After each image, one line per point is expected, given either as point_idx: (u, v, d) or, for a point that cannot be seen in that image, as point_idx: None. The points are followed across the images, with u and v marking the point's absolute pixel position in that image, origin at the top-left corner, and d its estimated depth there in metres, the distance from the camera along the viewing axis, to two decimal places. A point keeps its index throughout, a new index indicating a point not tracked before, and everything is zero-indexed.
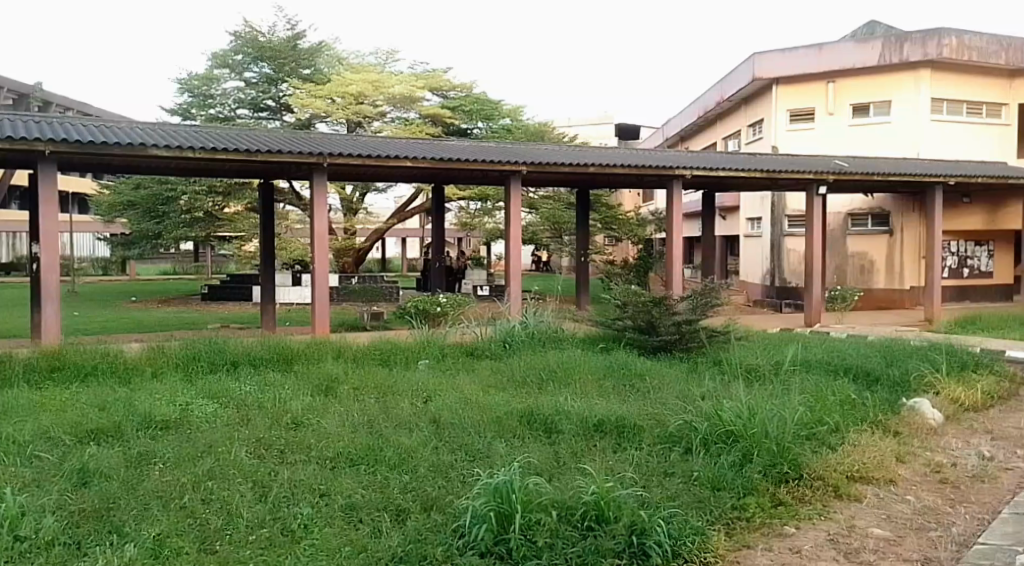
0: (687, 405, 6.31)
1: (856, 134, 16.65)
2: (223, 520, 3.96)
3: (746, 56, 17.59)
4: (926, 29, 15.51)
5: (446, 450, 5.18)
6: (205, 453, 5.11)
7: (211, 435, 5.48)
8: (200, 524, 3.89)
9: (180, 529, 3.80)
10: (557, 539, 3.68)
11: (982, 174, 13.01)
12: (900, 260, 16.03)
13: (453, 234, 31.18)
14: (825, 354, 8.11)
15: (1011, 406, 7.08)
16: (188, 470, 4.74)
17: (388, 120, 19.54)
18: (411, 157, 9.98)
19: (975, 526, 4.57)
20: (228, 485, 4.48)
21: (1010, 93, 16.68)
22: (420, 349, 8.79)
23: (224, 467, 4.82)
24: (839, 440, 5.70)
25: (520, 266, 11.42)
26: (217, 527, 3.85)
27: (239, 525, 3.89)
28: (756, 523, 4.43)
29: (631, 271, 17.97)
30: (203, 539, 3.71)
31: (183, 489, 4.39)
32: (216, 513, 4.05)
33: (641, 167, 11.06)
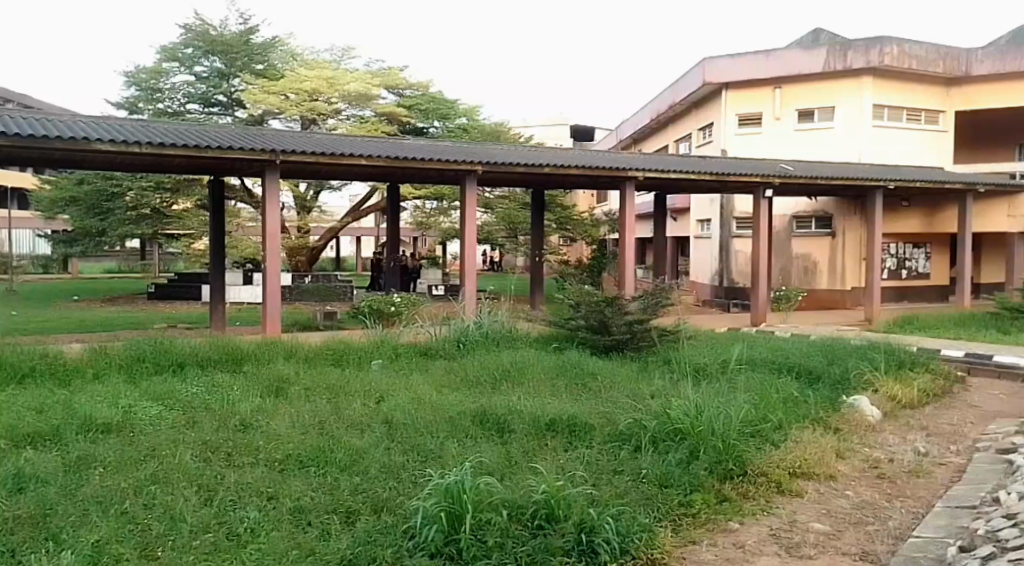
0: (637, 403, 6.39)
1: (803, 139, 17.06)
2: (166, 525, 3.88)
3: (697, 61, 17.86)
4: (868, 38, 16.04)
5: (398, 451, 5.16)
6: (148, 457, 4.99)
7: (155, 439, 5.34)
8: (141, 530, 3.80)
9: (119, 535, 3.71)
10: (507, 539, 3.69)
11: (921, 179, 13.46)
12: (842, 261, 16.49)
13: (409, 233, 31.02)
14: (770, 353, 8.31)
15: (945, 403, 7.36)
16: (131, 474, 4.62)
17: (344, 117, 19.33)
18: (365, 155, 9.88)
19: (909, 520, 4.73)
20: (172, 490, 4.39)
21: (949, 101, 17.32)
22: (373, 349, 8.72)
23: (168, 471, 4.71)
24: (782, 436, 5.85)
25: (474, 266, 11.40)
26: (158, 532, 3.77)
27: (182, 530, 3.82)
28: (702, 519, 4.53)
29: (586, 271, 18.11)
30: (144, 545, 3.63)
31: (124, 494, 4.28)
32: (158, 519, 3.96)
33: (595, 168, 11.16)
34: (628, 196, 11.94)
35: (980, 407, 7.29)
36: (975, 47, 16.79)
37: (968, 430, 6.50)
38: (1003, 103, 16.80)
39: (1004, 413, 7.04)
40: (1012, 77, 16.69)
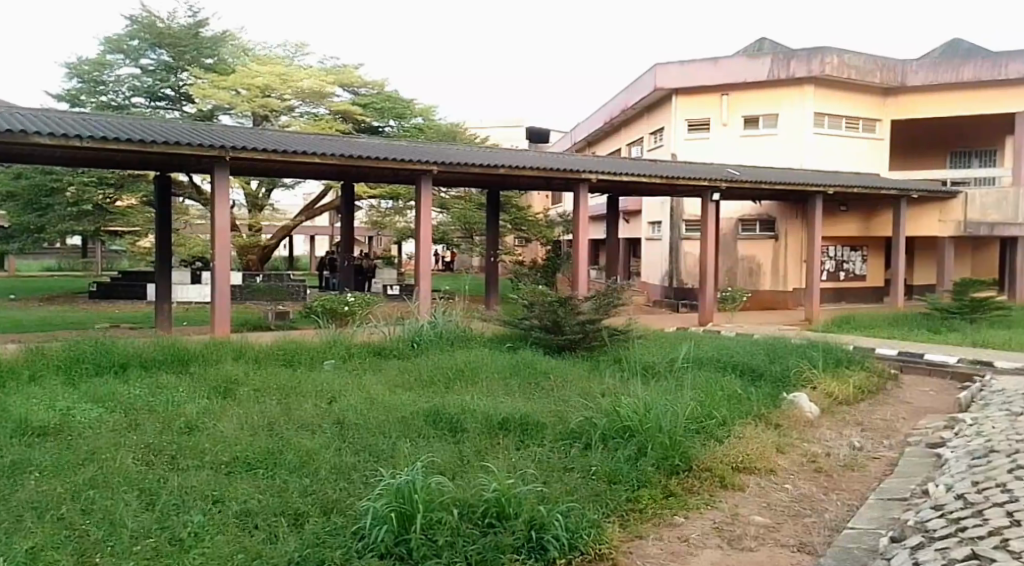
0: (588, 401, 6.50)
1: (749, 144, 17.50)
2: (105, 531, 3.83)
3: (649, 66, 18.16)
4: (810, 48, 16.53)
5: (350, 451, 5.17)
6: (87, 461, 4.89)
7: (94, 442, 5.24)
8: (78, 536, 3.75)
9: (56, 542, 3.66)
10: (457, 537, 3.74)
11: (860, 185, 13.95)
12: (784, 263, 16.96)
13: (363, 233, 30.78)
14: (716, 351, 8.54)
15: (879, 400, 7.68)
16: (68, 479, 4.53)
17: (297, 114, 19.11)
18: (317, 153, 9.80)
19: (845, 512, 4.95)
20: (112, 494, 4.32)
21: (885, 110, 17.98)
22: (325, 349, 8.67)
23: (107, 475, 4.63)
24: (726, 432, 6.03)
25: (429, 266, 11.40)
26: (97, 538, 3.72)
27: (122, 535, 3.77)
28: (648, 514, 4.66)
29: (540, 271, 18.25)
30: (82, 551, 3.58)
31: (61, 499, 4.20)
32: (97, 524, 3.91)
33: (547, 169, 11.27)
34: (582, 198, 12.11)
35: (911, 403, 7.62)
36: (910, 58, 17.47)
37: (900, 425, 6.80)
38: (936, 113, 17.49)
39: (933, 409, 7.38)
40: (944, 88, 17.37)
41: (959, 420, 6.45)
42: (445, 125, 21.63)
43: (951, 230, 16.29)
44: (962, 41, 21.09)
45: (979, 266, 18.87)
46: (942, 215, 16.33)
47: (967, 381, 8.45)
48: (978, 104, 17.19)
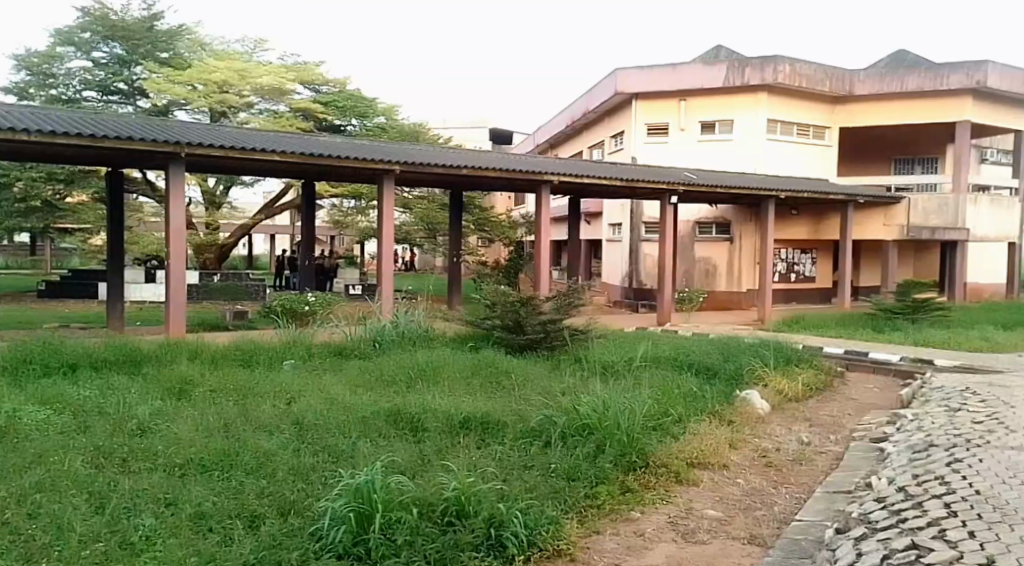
0: (548, 400, 6.62)
1: (705, 149, 17.87)
2: (52, 535, 3.82)
3: (609, 71, 18.36)
4: (764, 57, 16.93)
5: (309, 452, 5.20)
6: (34, 464, 4.84)
7: (41, 445, 5.18)
8: (24, 541, 3.73)
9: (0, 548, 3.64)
10: (415, 536, 3.81)
11: (810, 190, 14.36)
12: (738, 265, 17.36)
13: (324, 232, 30.51)
14: (673, 350, 8.75)
15: (826, 396, 7.97)
16: (13, 483, 4.49)
17: (256, 111, 18.90)
18: (277, 151, 9.76)
19: (793, 505, 5.14)
20: (60, 498, 4.29)
21: (834, 118, 18.52)
22: (285, 349, 8.64)
23: (55, 478, 4.60)
24: (681, 429, 6.20)
25: (391, 267, 11.42)
26: (43, 543, 3.71)
27: (71, 540, 3.77)
28: (606, 510, 4.79)
29: (502, 271, 18.35)
30: (28, 557, 3.57)
31: (6, 505, 4.16)
32: (44, 529, 3.89)
33: (508, 170, 11.38)
34: (543, 199, 12.25)
35: (856, 400, 7.92)
36: (857, 68, 17.97)
37: (846, 421, 7.07)
38: (882, 122, 18.07)
39: (877, 405, 7.69)
40: (890, 97, 17.94)
41: (900, 416, 6.73)
42: (407, 124, 21.60)
43: (895, 233, 16.73)
44: (906, 51, 21.83)
45: (923, 269, 19.54)
46: (887, 218, 16.79)
47: (909, 378, 8.80)
48: (921, 114, 17.81)
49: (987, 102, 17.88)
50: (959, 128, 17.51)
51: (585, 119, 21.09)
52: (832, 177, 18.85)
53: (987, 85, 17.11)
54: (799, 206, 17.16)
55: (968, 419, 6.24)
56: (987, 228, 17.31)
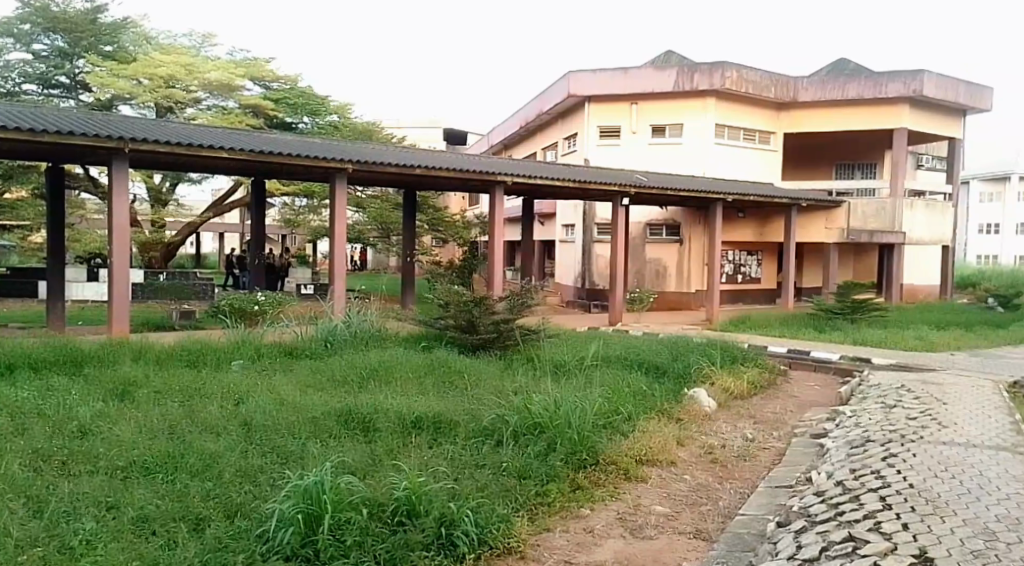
0: (501, 400, 6.65)
1: (656, 152, 18.14)
2: None
3: (562, 74, 18.50)
4: (712, 63, 17.28)
5: (257, 454, 5.14)
6: None
7: None
8: None
9: None
10: (365, 537, 3.82)
11: (755, 193, 14.73)
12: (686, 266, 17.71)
13: (276, 231, 30.01)
14: (623, 350, 8.88)
15: (770, 394, 8.20)
16: None
17: (204, 107, 18.60)
18: (225, 148, 9.60)
19: (737, 499, 5.29)
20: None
21: (779, 123, 19.00)
22: (234, 349, 8.50)
23: None
24: (630, 427, 6.30)
25: (343, 266, 11.31)
26: None
27: (6, 545, 3.66)
28: (556, 507, 4.85)
29: (456, 271, 18.34)
30: None
31: None
32: None
33: (459, 170, 11.39)
34: (497, 199, 12.28)
35: (797, 397, 8.17)
36: (801, 76, 18.48)
37: (789, 418, 7.29)
38: (824, 128, 18.62)
39: (817, 402, 7.95)
40: (832, 104, 18.47)
41: (839, 412, 6.96)
42: (360, 123, 21.43)
43: (835, 236, 17.19)
44: (847, 59, 22.52)
45: (863, 270, 20.17)
46: (828, 222, 17.27)
47: (848, 376, 9.10)
48: (862, 120, 18.40)
49: (923, 111, 18.57)
50: (897, 134, 18.11)
51: (538, 121, 21.20)
52: (777, 181, 19.34)
53: (924, 93, 17.73)
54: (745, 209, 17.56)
55: (903, 415, 6.49)
56: (923, 233, 18.02)
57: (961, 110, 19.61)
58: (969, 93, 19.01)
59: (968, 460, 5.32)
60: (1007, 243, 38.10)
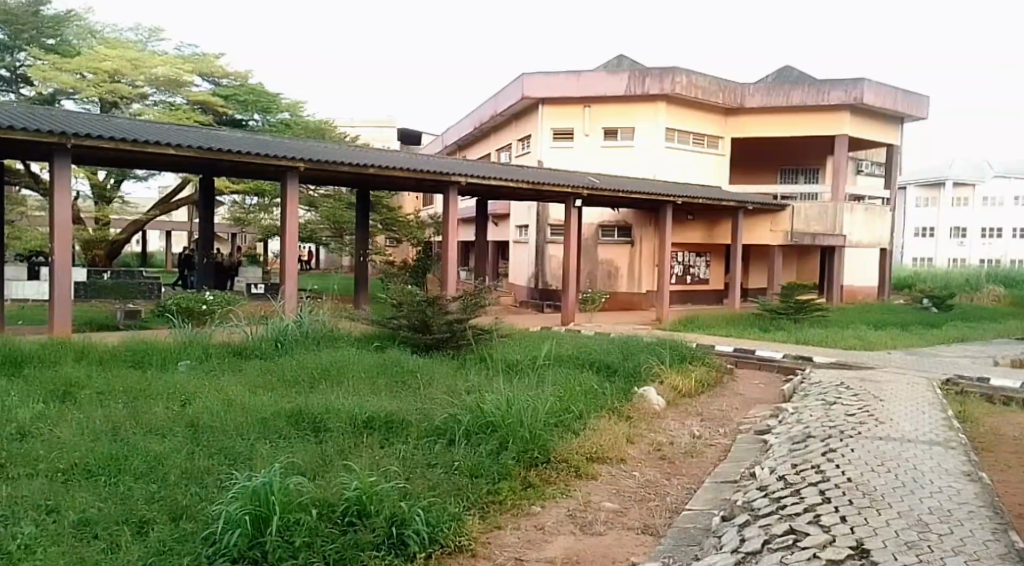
0: (454, 399, 6.67)
1: (608, 154, 18.36)
2: None
3: (516, 75, 18.58)
4: (663, 68, 17.55)
5: (205, 456, 5.06)
6: None
7: None
8: None
9: None
10: (314, 537, 3.80)
11: (704, 196, 15.03)
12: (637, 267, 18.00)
13: (226, 230, 29.44)
14: (575, 349, 8.99)
15: (717, 392, 8.41)
16: None
17: (150, 102, 18.07)
18: (172, 144, 9.38)
19: (684, 494, 5.43)
20: None
21: (726, 128, 19.44)
22: (181, 349, 8.34)
23: None
24: (582, 425, 6.40)
25: (295, 266, 11.18)
26: None
27: None
28: (508, 505, 4.90)
29: (410, 271, 18.27)
30: None
31: None
32: None
33: (413, 170, 11.36)
34: (451, 200, 12.29)
35: (743, 395, 8.39)
36: (749, 82, 18.92)
37: (734, 415, 7.50)
38: (769, 133, 19.11)
39: (761, 399, 8.19)
40: (778, 110, 18.95)
41: (782, 409, 7.19)
42: (313, 121, 21.19)
43: (780, 239, 17.68)
44: (792, 67, 23.16)
45: (806, 271, 20.79)
46: (773, 225, 17.77)
47: (790, 373, 9.40)
48: (806, 126, 18.93)
49: (862, 118, 19.19)
50: (839, 140, 18.68)
51: (492, 122, 21.26)
52: (725, 184, 19.79)
53: (864, 100, 18.36)
54: (693, 211, 17.87)
55: (842, 411, 6.73)
56: (860, 234, 18.48)
57: (899, 118, 20.36)
58: (906, 101, 19.73)
59: (903, 454, 5.56)
60: (942, 246, 39.65)
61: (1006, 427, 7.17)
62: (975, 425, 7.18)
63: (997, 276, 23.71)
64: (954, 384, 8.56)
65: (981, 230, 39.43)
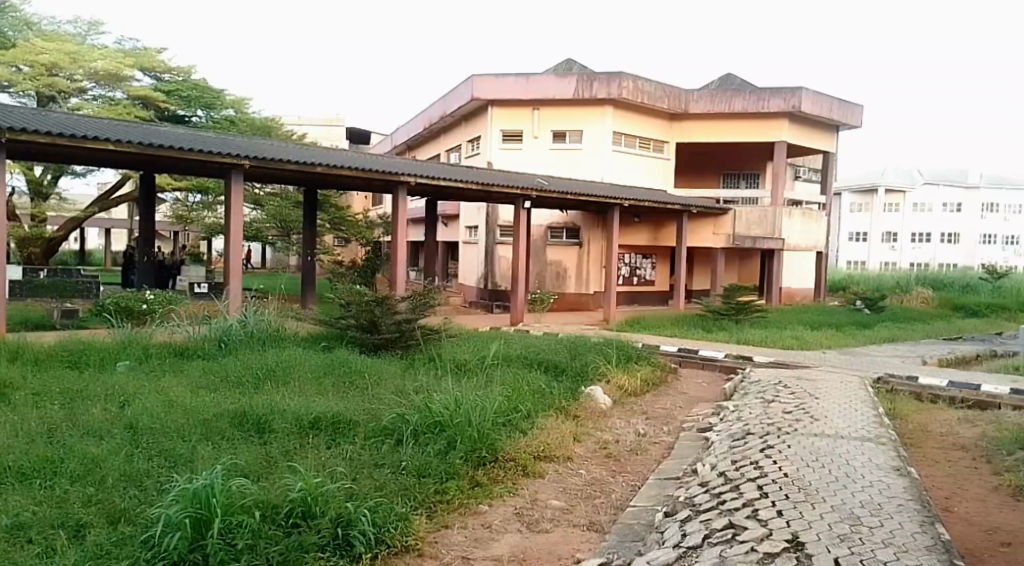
0: (401, 399, 6.64)
1: (557, 157, 18.53)
2: None
3: (466, 76, 18.59)
4: (610, 72, 17.80)
5: (143, 458, 4.95)
6: None
7: None
8: None
9: None
10: (257, 540, 3.76)
11: (650, 199, 15.29)
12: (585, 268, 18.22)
13: (168, 228, 28.68)
14: (524, 349, 9.06)
15: (661, 391, 8.59)
16: None
17: (89, 97, 17.58)
18: (111, 139, 9.08)
19: (628, 491, 5.54)
20: None
21: (671, 133, 19.84)
22: (119, 349, 8.12)
23: None
24: (529, 424, 6.47)
25: (240, 265, 10.99)
26: None
27: None
28: (455, 504, 4.93)
29: (359, 271, 18.09)
30: None
31: None
32: None
33: (361, 170, 11.27)
34: (399, 200, 12.22)
35: (687, 394, 8.59)
36: (693, 88, 19.33)
37: (677, 413, 7.68)
38: (712, 139, 19.58)
39: (704, 398, 8.41)
40: (720, 116, 19.43)
41: (723, 408, 7.39)
42: (259, 119, 20.84)
43: (722, 242, 18.27)
44: (735, 74, 23.71)
45: (748, 273, 21.35)
46: (716, 228, 18.26)
47: (732, 372, 9.64)
48: (747, 132, 19.45)
49: (800, 124, 19.80)
50: (778, 146, 19.21)
51: (442, 122, 21.25)
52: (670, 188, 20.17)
53: (801, 108, 18.89)
54: (640, 214, 18.15)
55: (780, 409, 6.96)
56: (799, 238, 19.07)
57: (835, 126, 21.05)
58: (842, 110, 20.41)
59: (837, 451, 5.78)
60: (875, 251, 41.20)
61: (933, 424, 7.53)
62: (904, 422, 7.51)
63: (927, 279, 24.78)
64: (885, 383, 8.94)
65: (911, 235, 41.46)
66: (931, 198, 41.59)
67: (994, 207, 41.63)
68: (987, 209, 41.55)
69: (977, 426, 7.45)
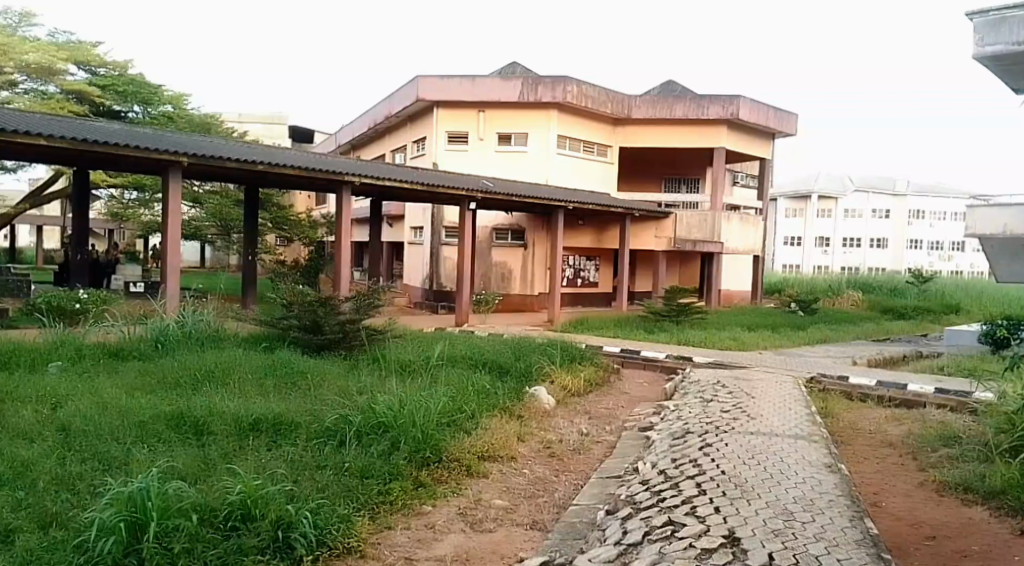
0: (344, 400, 6.59)
1: (502, 159, 18.63)
2: None
3: (411, 76, 18.49)
4: (554, 76, 17.96)
5: (75, 460, 4.79)
6: None
7: None
8: None
9: None
10: (195, 543, 3.69)
11: (594, 203, 15.50)
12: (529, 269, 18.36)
13: (103, 226, 27.75)
14: (468, 349, 9.10)
15: (603, 390, 8.74)
16: None
17: (20, 90, 16.94)
18: (44, 134, 8.72)
19: (571, 490, 5.62)
20: None
21: (613, 138, 20.18)
22: (51, 349, 7.83)
23: None
24: (474, 425, 6.50)
25: (179, 262, 10.71)
26: None
27: None
28: (399, 505, 4.90)
29: (302, 271, 17.80)
30: None
31: None
32: None
33: (304, 168, 11.10)
34: (343, 200, 12.10)
35: (628, 393, 8.76)
36: (635, 94, 19.67)
37: (619, 412, 7.82)
38: (653, 144, 19.97)
39: (644, 397, 8.60)
40: (660, 122, 19.84)
41: (664, 407, 7.55)
42: (199, 116, 20.40)
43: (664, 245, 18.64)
44: (677, 82, 24.17)
45: (688, 276, 21.85)
46: (658, 231, 18.67)
47: (672, 372, 9.85)
48: (686, 138, 19.87)
49: (738, 131, 20.34)
50: (717, 153, 19.71)
51: (386, 123, 21.12)
52: (612, 191, 20.48)
53: (739, 116, 19.43)
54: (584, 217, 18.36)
55: (718, 408, 7.15)
56: (738, 243, 19.58)
57: (771, 134, 21.69)
58: (778, 118, 21.06)
59: (771, 448, 5.97)
60: (807, 253, 42.68)
61: (861, 422, 7.85)
62: (836, 420, 7.82)
63: (857, 283, 25.73)
64: (817, 383, 9.27)
65: (843, 240, 43.13)
66: (861, 205, 43.36)
67: (920, 213, 43.52)
68: (914, 216, 43.43)
69: (903, 424, 7.78)
